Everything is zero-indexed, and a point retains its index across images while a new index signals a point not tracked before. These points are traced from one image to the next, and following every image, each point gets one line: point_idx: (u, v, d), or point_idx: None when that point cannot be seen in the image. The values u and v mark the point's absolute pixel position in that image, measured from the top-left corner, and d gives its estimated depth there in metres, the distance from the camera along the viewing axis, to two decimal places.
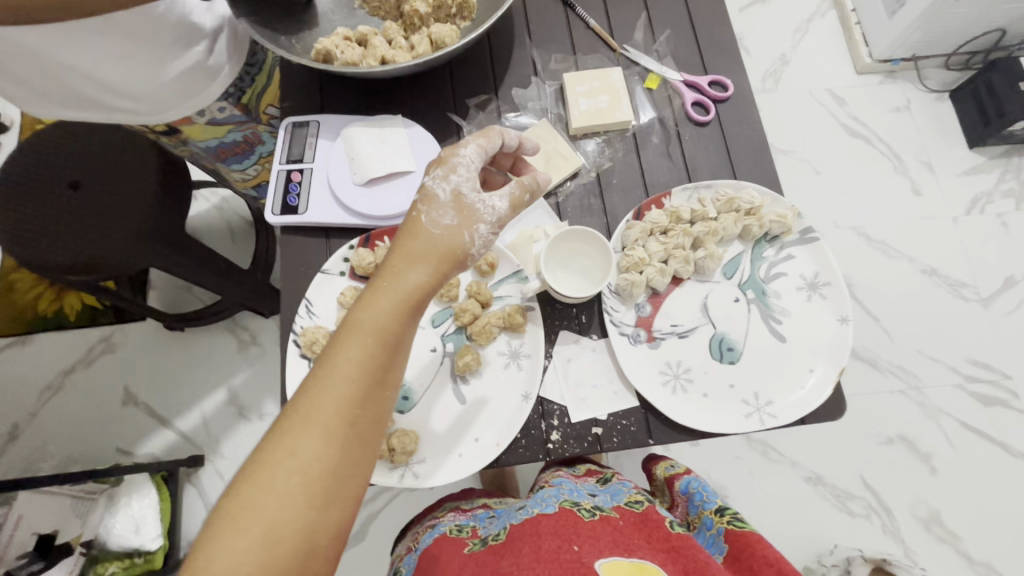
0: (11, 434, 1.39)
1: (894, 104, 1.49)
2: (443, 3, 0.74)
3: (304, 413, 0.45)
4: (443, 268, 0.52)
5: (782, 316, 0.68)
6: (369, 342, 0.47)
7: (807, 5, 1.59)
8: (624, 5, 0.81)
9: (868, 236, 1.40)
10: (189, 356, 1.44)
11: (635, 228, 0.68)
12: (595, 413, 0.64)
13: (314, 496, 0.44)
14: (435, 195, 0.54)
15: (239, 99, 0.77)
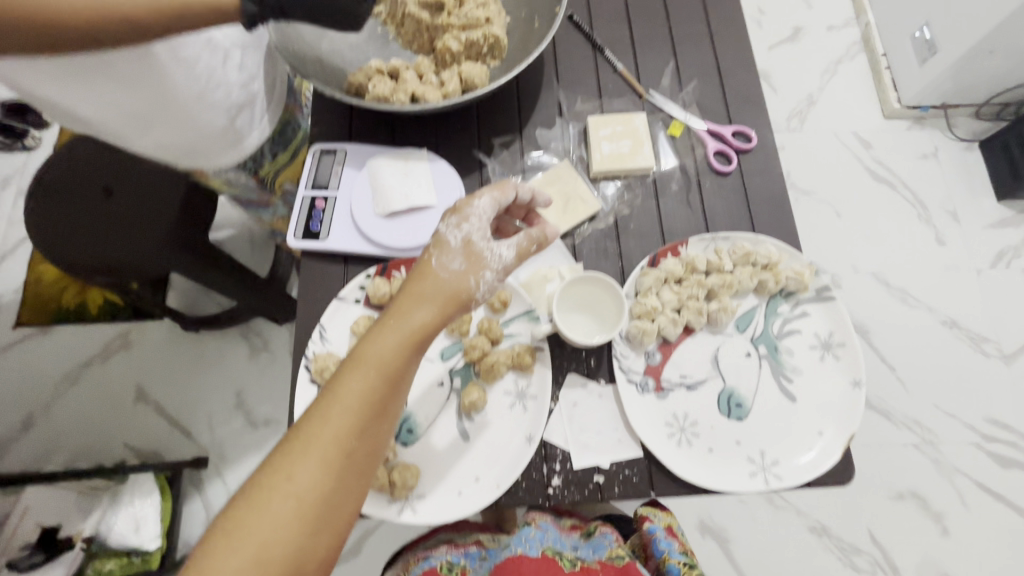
0: (25, 422, 1.42)
1: (922, 151, 1.48)
2: (475, 42, 0.76)
3: (302, 440, 0.45)
4: (449, 309, 0.53)
5: (793, 374, 0.67)
6: (372, 374, 0.48)
7: (837, 46, 1.58)
8: (651, 50, 0.82)
9: (888, 284, 1.38)
10: (202, 359, 1.47)
11: (650, 276, 0.68)
12: (598, 459, 0.64)
13: (306, 525, 0.44)
14: (448, 240, 0.56)
15: (256, 171, 0.81)
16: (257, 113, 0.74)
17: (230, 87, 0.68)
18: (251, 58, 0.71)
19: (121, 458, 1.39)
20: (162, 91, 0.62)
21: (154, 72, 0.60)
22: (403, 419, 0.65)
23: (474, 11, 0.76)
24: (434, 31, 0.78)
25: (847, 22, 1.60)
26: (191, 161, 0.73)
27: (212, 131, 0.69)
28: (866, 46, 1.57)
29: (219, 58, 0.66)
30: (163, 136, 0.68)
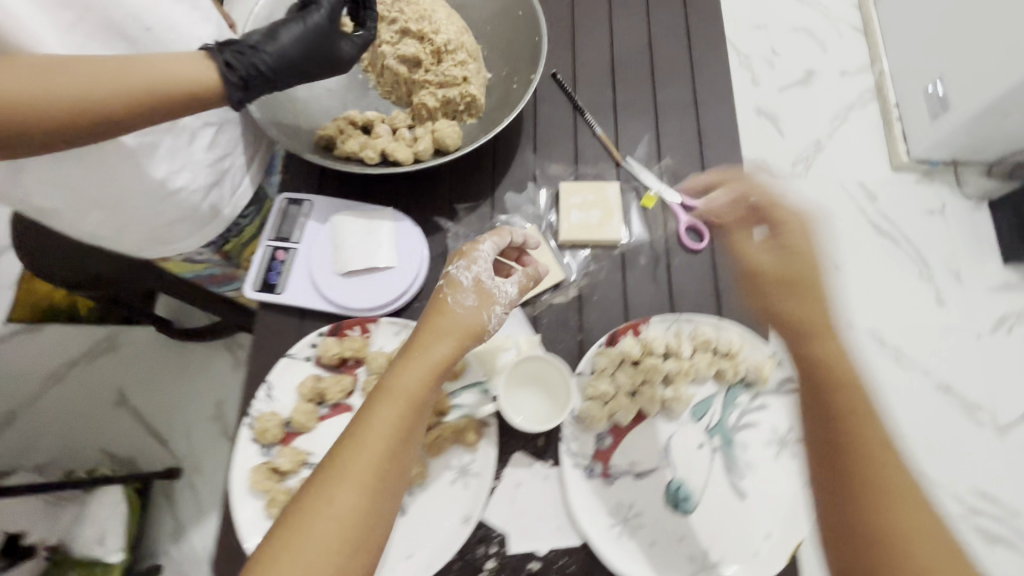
0: (9, 417, 1.42)
1: (928, 207, 1.30)
2: (451, 100, 0.75)
3: (338, 469, 0.47)
4: (467, 342, 0.56)
5: (745, 471, 0.65)
6: (401, 403, 0.50)
7: (848, 90, 1.38)
8: (633, 116, 0.82)
9: (884, 343, 1.21)
10: (185, 368, 1.46)
11: (605, 356, 0.67)
12: (536, 544, 0.63)
13: (346, 548, 0.44)
14: (460, 280, 0.59)
15: (221, 246, 0.79)
16: (237, 168, 0.72)
17: (195, 170, 0.66)
18: (227, 135, 0.69)
19: (96, 462, 1.38)
20: (118, 183, 0.62)
21: (108, 167, 0.60)
22: None
23: (452, 68, 0.75)
24: (412, 85, 0.77)
25: (862, 68, 1.39)
26: (155, 248, 0.72)
27: (175, 217, 0.69)
28: (879, 95, 1.36)
29: (182, 148, 0.65)
30: (125, 225, 0.67)
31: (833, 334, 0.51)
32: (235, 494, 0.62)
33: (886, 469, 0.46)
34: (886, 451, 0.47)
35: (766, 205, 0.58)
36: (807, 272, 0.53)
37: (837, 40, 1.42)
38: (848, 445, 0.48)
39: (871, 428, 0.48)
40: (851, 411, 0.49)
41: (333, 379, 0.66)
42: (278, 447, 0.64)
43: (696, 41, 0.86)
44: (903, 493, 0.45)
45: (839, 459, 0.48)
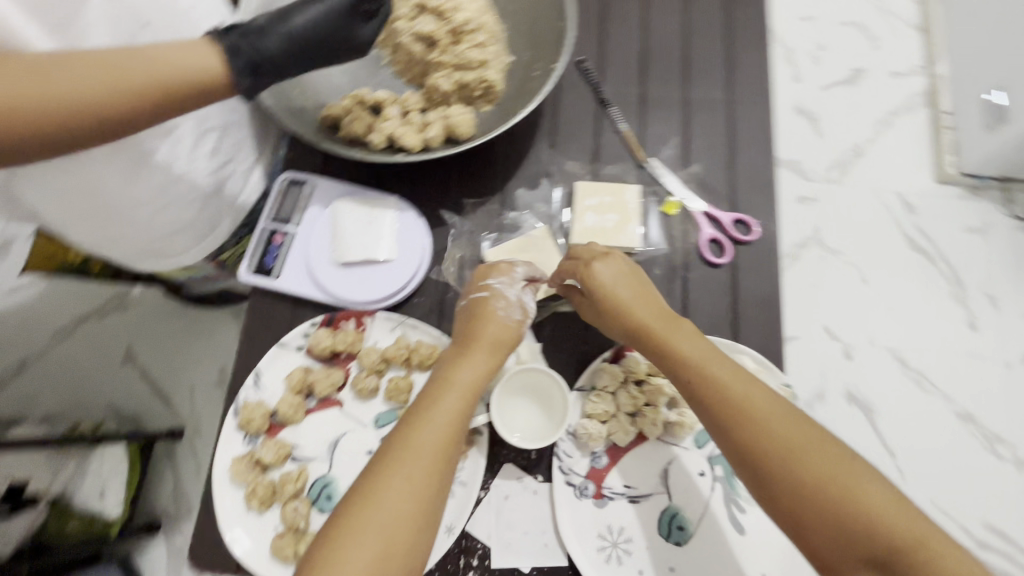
0: (18, 367, 1.29)
1: (966, 224, 1.00)
2: (468, 84, 0.70)
3: (408, 445, 0.49)
4: (512, 340, 0.59)
5: (746, 505, 0.61)
6: (466, 390, 0.54)
7: (897, 93, 1.08)
8: (660, 115, 0.76)
9: (907, 365, 0.93)
10: (195, 331, 1.28)
11: (609, 372, 0.63)
12: (519, 561, 0.60)
13: (424, 514, 0.47)
14: (508, 293, 0.61)
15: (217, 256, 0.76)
16: (243, 166, 0.70)
17: (196, 176, 0.64)
18: (233, 136, 0.67)
19: (100, 419, 1.24)
20: (116, 195, 0.59)
21: (104, 179, 0.57)
22: (323, 484, 0.61)
23: (469, 50, 0.71)
24: (426, 65, 0.72)
25: (912, 68, 1.10)
26: (151, 255, 0.71)
27: (176, 225, 0.67)
28: (930, 101, 1.07)
29: (184, 154, 0.62)
30: (123, 234, 0.65)
31: (673, 339, 0.56)
32: (216, 483, 0.60)
33: (787, 438, 0.49)
34: (773, 423, 0.50)
35: (579, 263, 0.62)
36: (625, 299, 0.59)
37: (890, 38, 1.12)
38: (751, 437, 0.50)
39: (753, 413, 0.50)
40: (731, 405, 0.51)
41: (322, 372, 0.64)
42: (262, 439, 0.62)
43: (739, 44, 0.79)
44: (813, 454, 0.48)
45: (749, 459, 0.49)
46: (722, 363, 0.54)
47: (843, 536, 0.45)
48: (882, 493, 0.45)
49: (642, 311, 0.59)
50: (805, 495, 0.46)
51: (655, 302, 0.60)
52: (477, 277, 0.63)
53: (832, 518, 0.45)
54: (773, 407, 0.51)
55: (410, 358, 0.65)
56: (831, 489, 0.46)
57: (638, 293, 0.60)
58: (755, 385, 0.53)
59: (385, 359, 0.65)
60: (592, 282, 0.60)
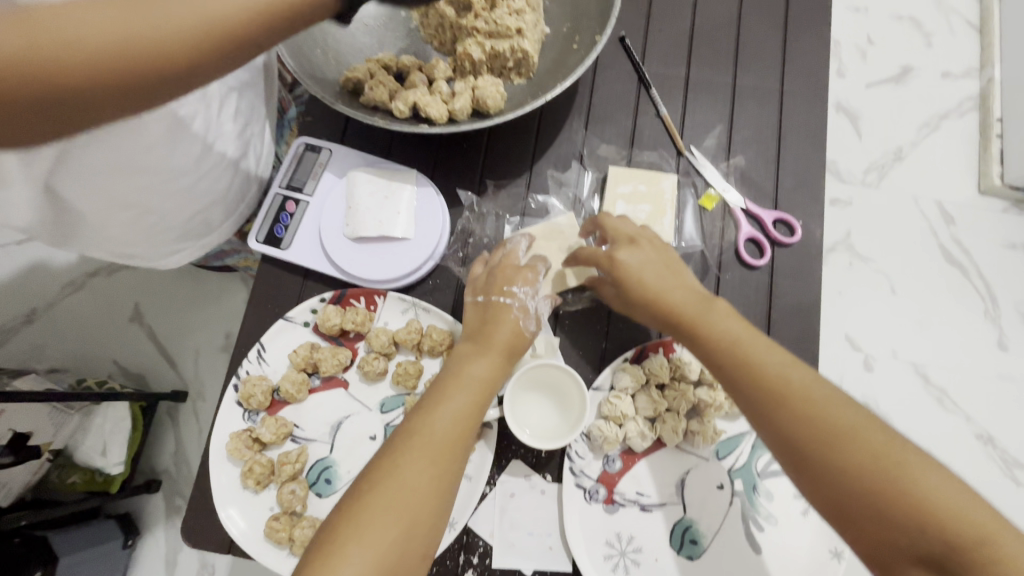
0: (27, 318, 1.25)
1: (1011, 239, 1.06)
2: (500, 53, 0.64)
3: (415, 437, 0.46)
4: (524, 344, 0.56)
5: (765, 523, 0.58)
6: (474, 391, 0.50)
7: (946, 96, 1.10)
8: (704, 99, 0.71)
9: (929, 381, 1.00)
10: (205, 295, 1.26)
11: (630, 373, 0.59)
12: (521, 562, 0.58)
13: (422, 521, 0.43)
14: (529, 304, 0.57)
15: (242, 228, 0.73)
16: (263, 133, 0.67)
17: (226, 142, 0.60)
18: (253, 84, 0.64)
19: (108, 376, 1.23)
20: (153, 168, 0.54)
21: (143, 150, 0.52)
22: (323, 467, 0.59)
23: (506, 16, 0.64)
24: (458, 31, 0.66)
25: (967, 71, 1.12)
26: (190, 241, 0.66)
27: (213, 198, 0.63)
28: (982, 106, 1.10)
29: (213, 122, 0.57)
30: (161, 219, 0.60)
31: (708, 321, 0.51)
32: (212, 459, 0.58)
33: (830, 425, 0.43)
34: (819, 406, 0.45)
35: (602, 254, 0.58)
36: (653, 284, 0.54)
37: (945, 35, 1.13)
38: (793, 422, 0.44)
39: (798, 395, 0.45)
40: (773, 386, 0.46)
41: (329, 351, 0.61)
42: (263, 415, 0.60)
43: (794, 26, 0.73)
44: (862, 439, 0.42)
45: (793, 445, 0.44)
46: (763, 344, 0.49)
47: (892, 528, 0.40)
48: (941, 483, 0.40)
49: (675, 293, 0.53)
50: (853, 481, 0.41)
51: (688, 282, 0.55)
52: (499, 278, 0.58)
53: (879, 511, 0.40)
54: (818, 392, 0.45)
55: (421, 343, 0.61)
56: (880, 475, 0.41)
57: (669, 277, 0.55)
58: (798, 366, 0.48)
59: (394, 342, 0.62)
60: (618, 267, 0.56)
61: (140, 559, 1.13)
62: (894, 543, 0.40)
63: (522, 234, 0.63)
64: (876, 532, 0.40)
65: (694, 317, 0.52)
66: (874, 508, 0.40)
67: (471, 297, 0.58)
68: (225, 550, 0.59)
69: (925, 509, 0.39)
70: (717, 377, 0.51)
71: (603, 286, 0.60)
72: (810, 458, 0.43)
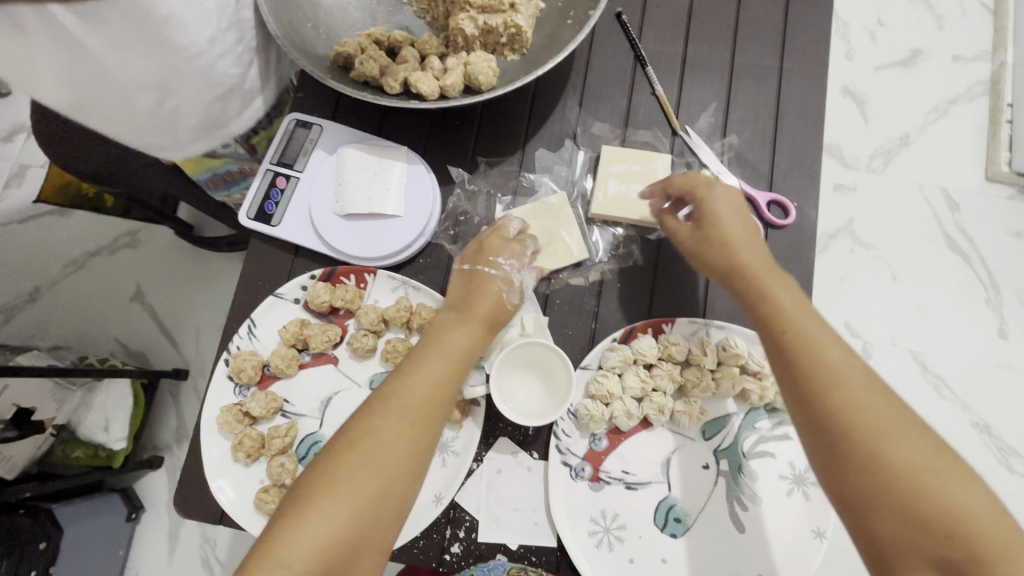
0: (30, 296, 1.26)
1: (1016, 227, 1.04)
2: (493, 29, 0.63)
3: (389, 402, 0.46)
4: (506, 317, 0.55)
5: (750, 502, 0.58)
6: (453, 357, 0.50)
7: (956, 80, 1.08)
8: (702, 79, 0.70)
9: (926, 369, 1.00)
10: (205, 274, 1.27)
11: (617, 353, 0.59)
12: (507, 537, 0.58)
13: (396, 484, 0.44)
14: (514, 277, 0.56)
15: (249, 139, 0.72)
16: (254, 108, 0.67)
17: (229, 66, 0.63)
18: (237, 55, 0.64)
19: (110, 353, 1.24)
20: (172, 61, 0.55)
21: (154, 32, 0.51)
22: (312, 442, 0.60)
23: None
24: (452, 6, 0.66)
25: (978, 54, 1.09)
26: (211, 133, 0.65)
27: (225, 86, 0.61)
28: (993, 90, 1.08)
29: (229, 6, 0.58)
30: (180, 110, 0.60)
31: (775, 288, 0.50)
32: (204, 432, 0.59)
33: (877, 421, 0.43)
34: (864, 395, 0.44)
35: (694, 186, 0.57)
36: (733, 236, 0.53)
37: (957, 16, 1.10)
38: (834, 408, 0.44)
39: (848, 382, 0.45)
40: (820, 370, 0.45)
41: (318, 328, 0.61)
42: (253, 390, 0.61)
43: (796, 4, 0.71)
44: (901, 440, 0.43)
45: (827, 429, 0.44)
46: (821, 325, 0.48)
47: (912, 528, 0.40)
48: (977, 502, 0.41)
49: (749, 253, 0.52)
50: (881, 477, 0.42)
51: (761, 246, 0.53)
52: (486, 248, 0.57)
53: (917, 509, 0.41)
54: (864, 383, 0.45)
55: (411, 320, 0.61)
56: (922, 477, 0.41)
57: (748, 233, 0.54)
58: (850, 354, 0.47)
59: (383, 319, 0.62)
60: (708, 202, 0.55)
61: (141, 532, 1.15)
62: (909, 548, 0.41)
63: (516, 216, 0.62)
64: (893, 530, 0.41)
65: (764, 281, 0.51)
66: (910, 507, 0.41)
67: (459, 266, 0.58)
68: (216, 521, 0.60)
69: (953, 521, 0.40)
70: (771, 344, 0.49)
71: (676, 223, 0.58)
72: (855, 442, 0.43)
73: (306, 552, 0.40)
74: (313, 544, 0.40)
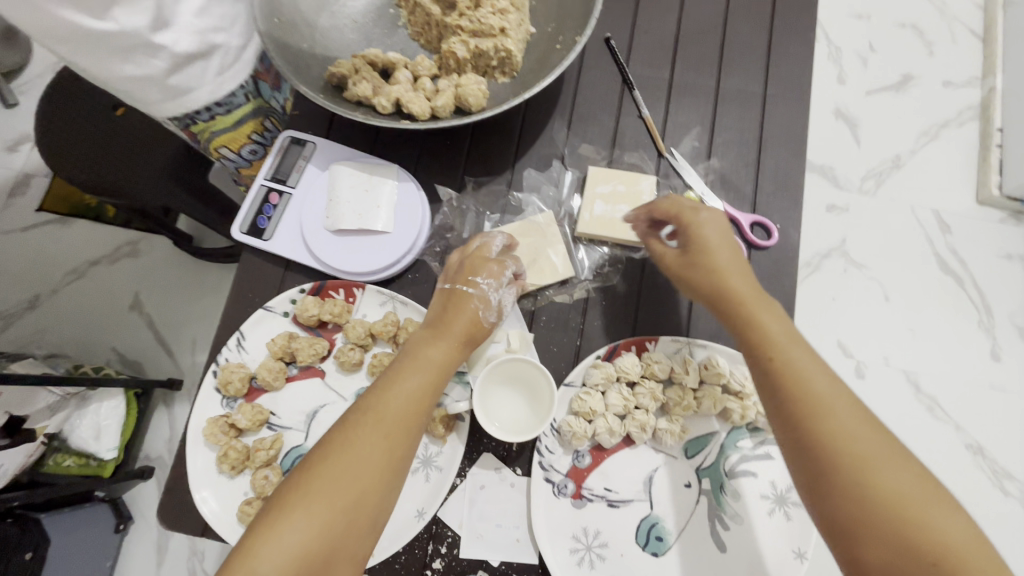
0: (29, 304, 1.27)
1: (1008, 249, 1.06)
2: (484, 52, 0.65)
3: (365, 417, 0.47)
4: (482, 334, 0.57)
5: (731, 522, 0.58)
6: (430, 373, 0.51)
7: (945, 106, 1.10)
8: (689, 102, 0.72)
9: (919, 389, 1.00)
10: (202, 285, 1.28)
11: (601, 370, 0.60)
12: (488, 554, 0.58)
13: (373, 497, 0.45)
14: (491, 296, 0.57)
15: (187, 126, 0.59)
16: None
17: None
18: None
19: (105, 362, 1.23)
20: None
21: None
22: (297, 455, 0.60)
23: (490, 15, 0.65)
24: (444, 29, 0.68)
25: (968, 80, 1.11)
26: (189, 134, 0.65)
27: None
28: (982, 115, 1.10)
29: None
30: None
31: (763, 318, 0.51)
32: (190, 443, 0.60)
33: (863, 450, 0.44)
34: (849, 423, 0.45)
35: (678, 209, 0.57)
36: (721, 263, 0.53)
37: (947, 43, 1.12)
38: (821, 437, 0.45)
39: (835, 410, 0.46)
40: (804, 396, 0.46)
41: (305, 341, 0.62)
42: (240, 402, 0.61)
43: (781, 33, 0.73)
44: (886, 467, 0.43)
45: (815, 456, 0.45)
46: (807, 353, 0.49)
47: (902, 557, 0.41)
48: (963, 531, 0.41)
49: (740, 281, 0.52)
50: (867, 504, 0.42)
51: (750, 274, 0.54)
52: (467, 268, 0.58)
53: (905, 540, 0.41)
54: (851, 410, 0.46)
55: (397, 335, 0.62)
56: (910, 508, 0.42)
57: (736, 260, 0.54)
58: (836, 382, 0.48)
59: (371, 334, 0.63)
60: (694, 231, 0.55)
61: (130, 543, 1.14)
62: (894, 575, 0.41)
63: (501, 232, 0.63)
64: (882, 559, 0.41)
65: (753, 309, 0.51)
66: (898, 536, 0.41)
67: (441, 285, 0.59)
68: (200, 533, 0.60)
69: (943, 550, 0.40)
70: (758, 373, 0.50)
71: (663, 249, 0.58)
72: (841, 471, 0.43)
73: (279, 563, 0.40)
74: (286, 555, 0.41)
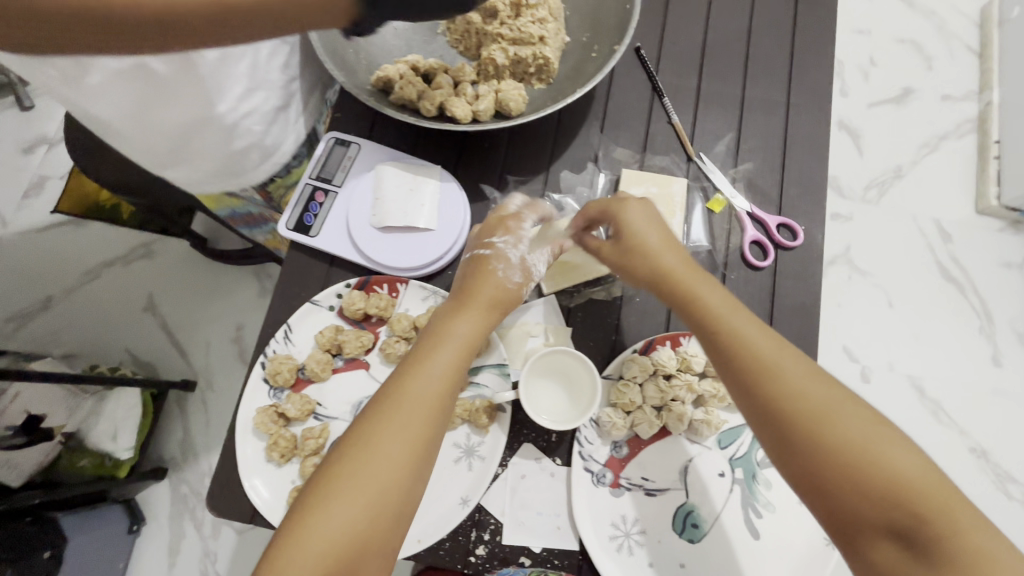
0: (43, 304, 1.28)
1: (1006, 257, 1.10)
2: (523, 59, 0.68)
3: (394, 397, 0.50)
4: (506, 296, 0.59)
5: (764, 510, 0.60)
6: (460, 348, 0.54)
7: (943, 119, 1.14)
8: (714, 110, 0.75)
9: (923, 394, 1.03)
10: (219, 287, 1.29)
11: (638, 363, 0.63)
12: (530, 540, 0.60)
13: (407, 471, 0.47)
14: (510, 253, 0.60)
15: (265, 186, 0.73)
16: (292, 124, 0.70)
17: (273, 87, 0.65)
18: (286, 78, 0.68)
19: (119, 363, 1.24)
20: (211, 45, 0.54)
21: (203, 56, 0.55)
22: None
23: (529, 24, 0.68)
24: (483, 37, 0.71)
25: (967, 94, 1.16)
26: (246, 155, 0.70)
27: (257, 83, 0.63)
28: (980, 128, 1.14)
29: None
30: None
31: (700, 289, 0.53)
32: (239, 432, 0.61)
33: (816, 404, 0.46)
34: (799, 382, 0.47)
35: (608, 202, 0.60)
36: (652, 243, 0.56)
37: (947, 59, 1.17)
38: (771, 402, 0.47)
39: (781, 370, 0.48)
40: (749, 362, 0.49)
41: (352, 334, 0.64)
42: (288, 393, 0.63)
43: (796, 46, 0.77)
44: (838, 417, 0.46)
45: (774, 421, 0.47)
46: (745, 319, 0.51)
47: (864, 503, 0.43)
48: (910, 461, 0.43)
49: (668, 258, 0.55)
50: (822, 458, 0.45)
51: (681, 249, 0.57)
52: (486, 233, 0.63)
53: (860, 486, 0.43)
54: (799, 369, 0.48)
55: None
56: (856, 453, 0.44)
57: (665, 238, 0.57)
58: (782, 342, 0.50)
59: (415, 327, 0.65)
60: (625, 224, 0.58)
61: (146, 545, 1.14)
62: (857, 519, 0.43)
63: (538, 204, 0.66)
64: (848, 507, 0.44)
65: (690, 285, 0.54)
66: (857, 483, 0.43)
67: (467, 257, 0.63)
68: (247, 521, 0.61)
69: (896, 488, 0.42)
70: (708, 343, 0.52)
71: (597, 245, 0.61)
72: (795, 429, 0.46)
73: (322, 543, 0.43)
74: (327, 536, 0.43)
